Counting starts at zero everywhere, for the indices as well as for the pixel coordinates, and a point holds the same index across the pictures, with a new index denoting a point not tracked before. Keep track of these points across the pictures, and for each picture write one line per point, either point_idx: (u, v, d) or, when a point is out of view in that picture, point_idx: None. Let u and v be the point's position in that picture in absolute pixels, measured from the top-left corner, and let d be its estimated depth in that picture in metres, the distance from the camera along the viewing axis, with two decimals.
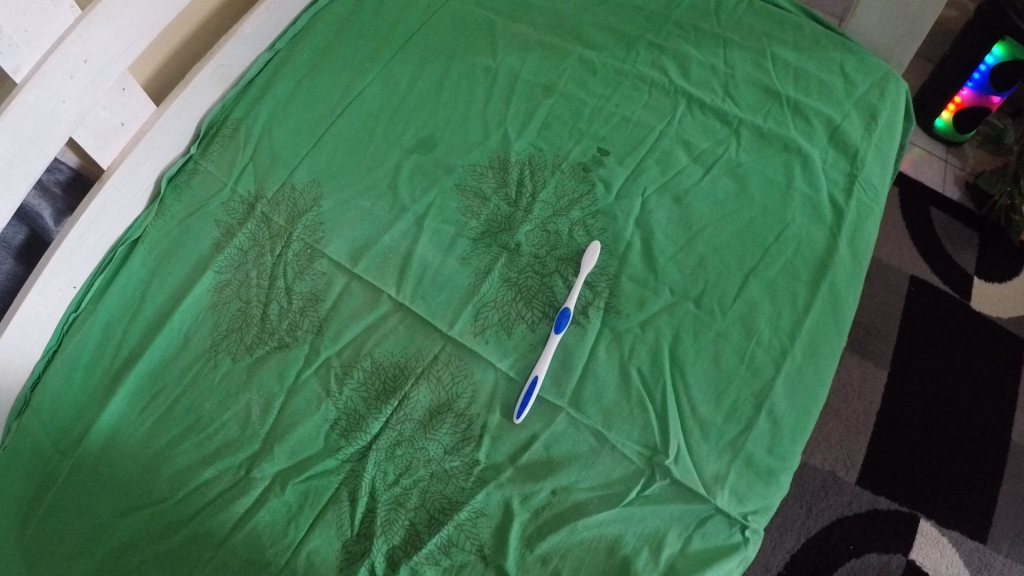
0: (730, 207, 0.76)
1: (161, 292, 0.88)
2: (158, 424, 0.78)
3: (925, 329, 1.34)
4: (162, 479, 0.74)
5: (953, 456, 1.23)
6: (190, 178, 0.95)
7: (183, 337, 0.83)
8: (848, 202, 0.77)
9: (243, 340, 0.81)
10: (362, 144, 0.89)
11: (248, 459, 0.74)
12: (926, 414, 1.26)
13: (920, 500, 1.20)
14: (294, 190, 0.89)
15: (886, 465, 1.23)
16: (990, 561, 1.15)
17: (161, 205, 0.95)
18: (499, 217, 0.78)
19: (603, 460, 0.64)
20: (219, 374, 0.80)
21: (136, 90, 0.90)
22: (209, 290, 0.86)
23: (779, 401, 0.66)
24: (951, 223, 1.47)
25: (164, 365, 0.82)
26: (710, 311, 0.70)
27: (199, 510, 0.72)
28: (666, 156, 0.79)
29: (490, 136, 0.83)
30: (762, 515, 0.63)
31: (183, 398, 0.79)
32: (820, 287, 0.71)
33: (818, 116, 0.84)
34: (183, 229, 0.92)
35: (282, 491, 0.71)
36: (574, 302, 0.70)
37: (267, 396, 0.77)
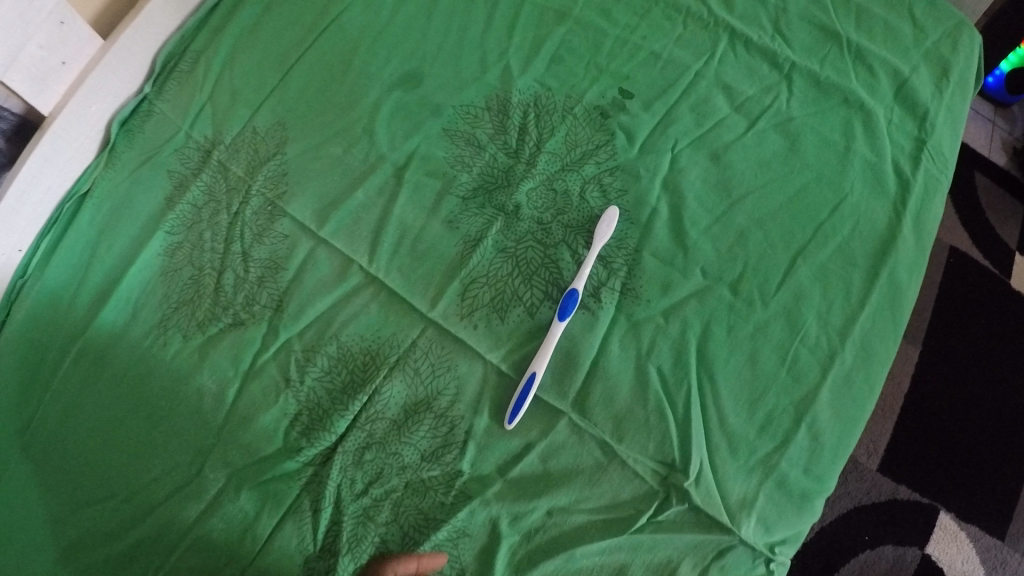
0: (779, 170, 0.62)
1: (109, 255, 0.75)
2: (104, 413, 0.67)
3: (965, 307, 1.21)
4: (112, 476, 0.64)
5: (981, 448, 1.11)
6: (144, 121, 0.81)
7: (131, 310, 0.71)
8: (915, 172, 0.63)
9: (195, 314, 0.69)
10: (334, 77, 0.73)
11: (202, 455, 0.64)
12: (956, 403, 1.14)
13: (940, 492, 1.09)
14: (255, 134, 0.75)
15: (908, 452, 1.12)
16: (1007, 560, 1.06)
17: (112, 153, 0.81)
18: (495, 170, 0.64)
19: (610, 476, 0.53)
20: (169, 355, 0.68)
21: (78, 23, 0.76)
22: (160, 254, 0.73)
23: (823, 412, 0.54)
24: (997, 191, 1.31)
25: (110, 344, 0.69)
26: (748, 299, 0.57)
27: (153, 508, 0.63)
28: (702, 104, 0.64)
29: (488, 72, 0.68)
30: (791, 545, 0.54)
31: (130, 382, 0.68)
32: (879, 275, 0.58)
33: (885, 64, 0.68)
34: (132, 182, 0.78)
35: (238, 495, 0.61)
36: (583, 282, 0.57)
37: (220, 381, 0.65)
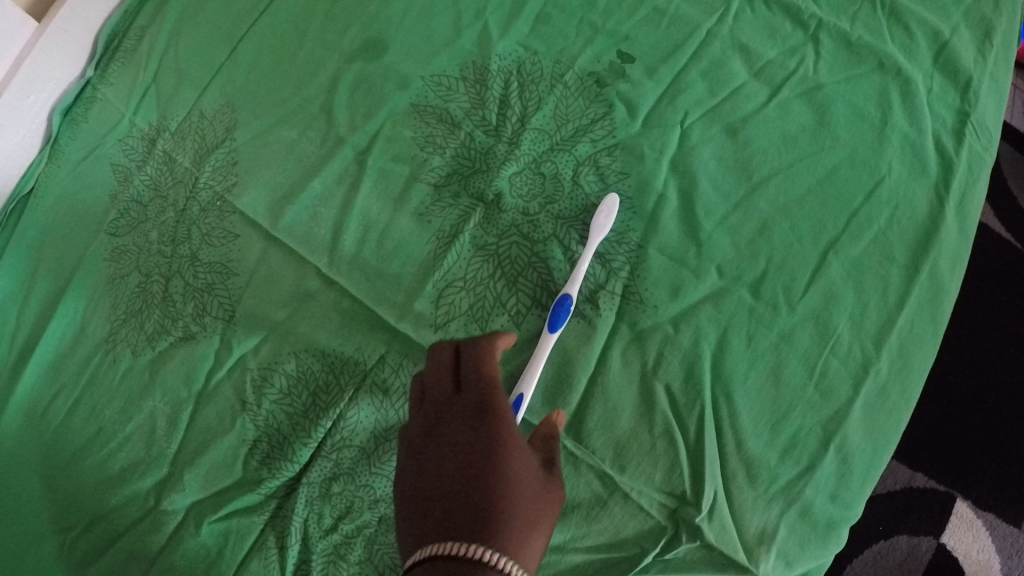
0: (804, 148, 0.53)
1: (56, 262, 0.66)
2: (58, 438, 0.60)
3: (1006, 270, 1.00)
4: (71, 503, 0.58)
5: (1010, 425, 0.94)
6: (88, 109, 0.72)
7: (80, 322, 0.63)
8: (958, 150, 0.55)
9: (144, 328, 0.61)
10: (289, 48, 0.64)
11: (158, 485, 0.56)
12: (981, 378, 0.96)
13: (960, 478, 0.93)
14: (202, 118, 0.65)
15: (924, 433, 0.95)
16: None
17: (55, 146, 0.73)
18: (472, 152, 0.55)
19: (611, 510, 0.46)
20: (119, 373, 0.60)
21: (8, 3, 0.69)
22: (105, 258, 0.64)
23: (853, 431, 0.47)
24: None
25: (61, 361, 0.62)
26: (771, 303, 0.48)
27: (112, 541, 0.56)
28: (714, 70, 0.55)
29: (463, 36, 0.59)
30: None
31: (81, 404, 0.60)
32: (919, 270, 0.50)
33: (923, 23, 0.59)
34: (77, 177, 0.69)
35: (198, 530, 0.54)
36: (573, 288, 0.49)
37: (173, 403, 0.57)
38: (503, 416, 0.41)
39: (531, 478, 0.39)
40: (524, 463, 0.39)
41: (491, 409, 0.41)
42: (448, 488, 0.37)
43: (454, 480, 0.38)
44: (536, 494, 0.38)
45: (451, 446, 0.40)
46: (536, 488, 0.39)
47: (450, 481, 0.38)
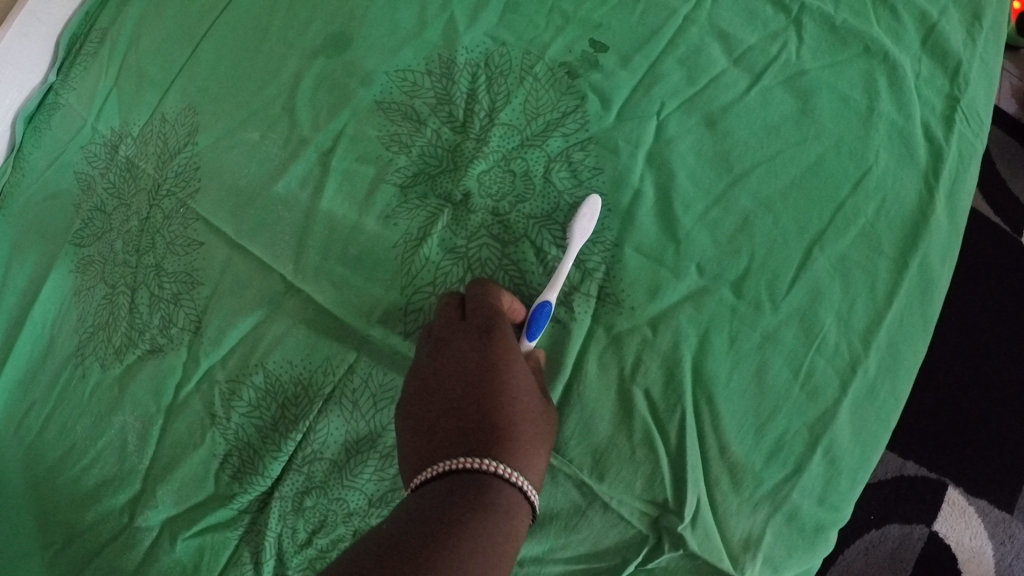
0: (787, 139, 0.51)
1: (22, 276, 0.64)
2: (30, 455, 0.58)
3: (1001, 257, 0.98)
4: (46, 522, 0.56)
5: (1003, 411, 0.93)
6: (50, 116, 0.70)
7: (49, 335, 0.61)
8: (948, 137, 0.53)
9: (110, 341, 0.58)
10: (251, 44, 0.61)
11: (131, 501, 0.54)
12: (973, 364, 0.94)
13: (951, 465, 0.92)
14: (163, 122, 0.63)
15: (918, 420, 0.93)
16: (1016, 534, 0.90)
17: (19, 155, 0.71)
18: (440, 150, 0.53)
19: (592, 520, 0.44)
20: (88, 388, 0.58)
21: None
22: (72, 270, 0.62)
23: (841, 432, 0.45)
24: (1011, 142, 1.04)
25: (31, 377, 0.60)
26: (754, 301, 0.47)
27: (88, 561, 0.54)
28: (692, 59, 0.53)
29: (429, 27, 0.56)
30: None
31: (51, 421, 0.58)
32: (907, 263, 0.48)
33: (908, 5, 0.57)
34: (41, 186, 0.67)
35: (173, 546, 0.52)
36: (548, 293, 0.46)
37: (143, 417, 0.55)
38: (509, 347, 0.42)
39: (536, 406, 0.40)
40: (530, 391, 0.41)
41: (496, 341, 0.42)
42: (457, 411, 0.38)
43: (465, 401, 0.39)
44: (539, 420, 0.40)
45: (458, 373, 0.40)
46: (540, 415, 0.40)
47: (459, 406, 0.38)
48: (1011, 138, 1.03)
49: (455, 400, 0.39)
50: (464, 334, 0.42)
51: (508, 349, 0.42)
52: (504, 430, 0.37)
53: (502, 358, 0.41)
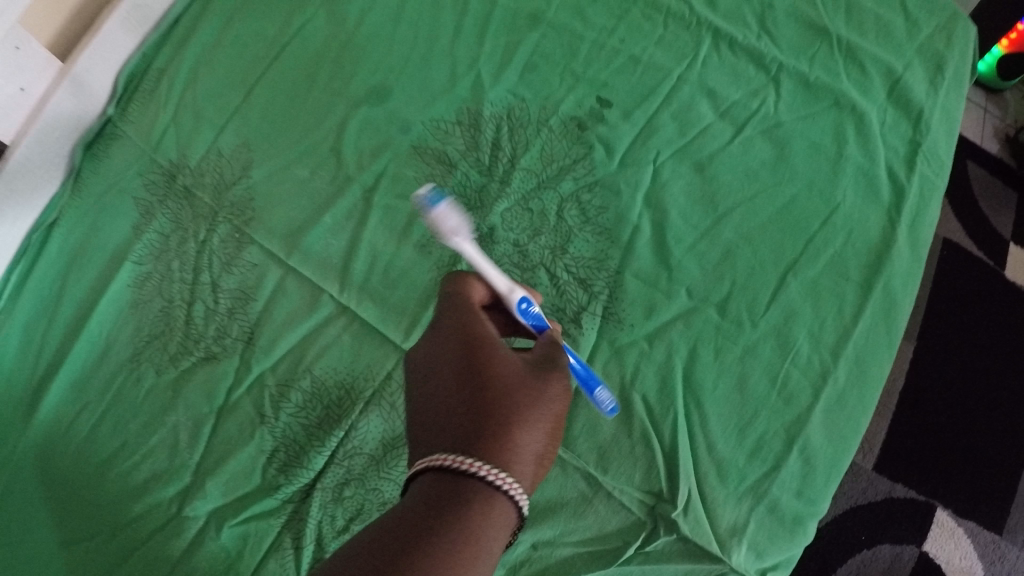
0: (766, 182, 0.59)
1: (78, 288, 0.71)
2: (82, 450, 0.64)
3: (975, 297, 1.09)
4: (96, 512, 0.62)
5: (984, 439, 1.03)
6: (109, 145, 0.76)
7: (104, 343, 0.68)
8: (910, 178, 0.61)
9: (166, 349, 0.66)
10: (301, 93, 0.70)
11: (181, 493, 0.61)
12: (958, 398, 1.05)
13: (940, 490, 1.02)
14: (219, 157, 0.71)
15: (907, 451, 1.04)
16: (1004, 553, 1.01)
17: (77, 180, 0.76)
18: (468, 190, 0.61)
19: (595, 508, 0.51)
20: (142, 392, 0.65)
21: (36, 46, 0.72)
22: (129, 285, 0.70)
23: (814, 434, 0.52)
24: (990, 180, 1.16)
25: (84, 380, 0.67)
26: (736, 320, 0.54)
27: (134, 548, 0.60)
28: (684, 112, 0.61)
29: (458, 81, 0.65)
30: (782, 570, 0.51)
31: (106, 419, 0.65)
32: (871, 288, 0.56)
33: (875, 63, 0.65)
34: (99, 210, 0.74)
35: (219, 533, 0.59)
36: (498, 278, 0.46)
37: (195, 417, 0.63)
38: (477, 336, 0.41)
39: (526, 392, 0.39)
40: (518, 376, 0.39)
41: (470, 334, 0.42)
42: (438, 411, 0.39)
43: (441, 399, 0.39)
44: (525, 397, 0.39)
45: (439, 372, 0.41)
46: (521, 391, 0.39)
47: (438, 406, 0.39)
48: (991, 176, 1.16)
49: (437, 399, 0.40)
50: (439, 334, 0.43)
51: (483, 337, 0.41)
52: (482, 421, 0.37)
53: (481, 351, 0.41)
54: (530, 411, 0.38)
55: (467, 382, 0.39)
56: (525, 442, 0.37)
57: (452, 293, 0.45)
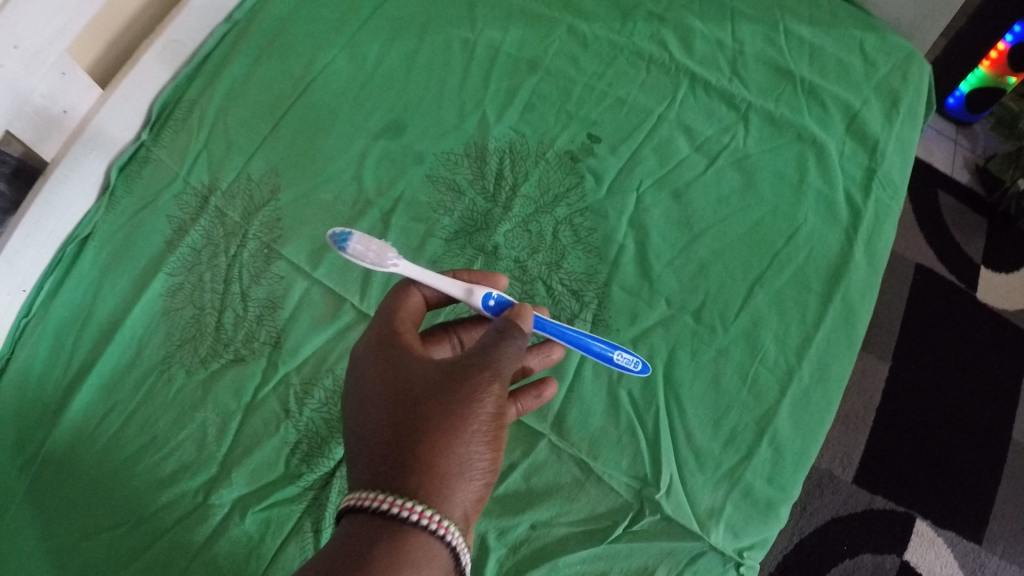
0: (736, 206, 0.67)
1: (112, 296, 0.74)
2: (109, 448, 0.67)
3: (931, 327, 1.27)
4: (123, 504, 0.64)
5: (953, 456, 1.18)
6: (142, 167, 0.80)
7: (136, 347, 0.71)
8: (866, 201, 0.68)
9: (197, 351, 0.70)
10: (324, 124, 0.78)
11: (207, 483, 0.65)
12: (927, 419, 1.21)
13: (921, 503, 1.15)
14: (250, 181, 0.77)
15: (886, 467, 1.17)
16: (984, 562, 1.13)
17: (111, 198, 0.79)
18: (474, 214, 0.69)
19: (588, 491, 0.57)
20: (173, 390, 0.69)
21: (80, 73, 0.73)
22: (162, 294, 0.73)
23: (782, 427, 0.58)
24: (962, 209, 1.39)
25: (116, 380, 0.70)
26: (710, 325, 0.62)
27: (158, 536, 0.63)
28: (664, 145, 0.70)
29: (466, 119, 0.74)
30: (759, 551, 0.56)
31: (135, 417, 0.68)
32: (832, 297, 0.63)
33: (835, 101, 0.74)
34: (133, 226, 0.77)
35: (243, 519, 0.63)
36: (453, 287, 0.52)
37: (224, 413, 0.67)
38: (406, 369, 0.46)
39: (453, 403, 0.43)
40: (445, 385, 0.44)
41: (400, 365, 0.47)
42: (374, 433, 0.44)
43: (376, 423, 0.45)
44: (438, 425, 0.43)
45: (371, 395, 0.46)
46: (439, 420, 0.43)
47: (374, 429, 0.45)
48: (960, 205, 1.39)
49: (371, 423, 0.45)
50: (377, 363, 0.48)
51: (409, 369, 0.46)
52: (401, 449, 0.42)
53: (406, 376, 0.45)
54: (447, 431, 0.42)
55: (398, 402, 0.44)
56: (456, 448, 0.42)
57: (391, 325, 0.51)
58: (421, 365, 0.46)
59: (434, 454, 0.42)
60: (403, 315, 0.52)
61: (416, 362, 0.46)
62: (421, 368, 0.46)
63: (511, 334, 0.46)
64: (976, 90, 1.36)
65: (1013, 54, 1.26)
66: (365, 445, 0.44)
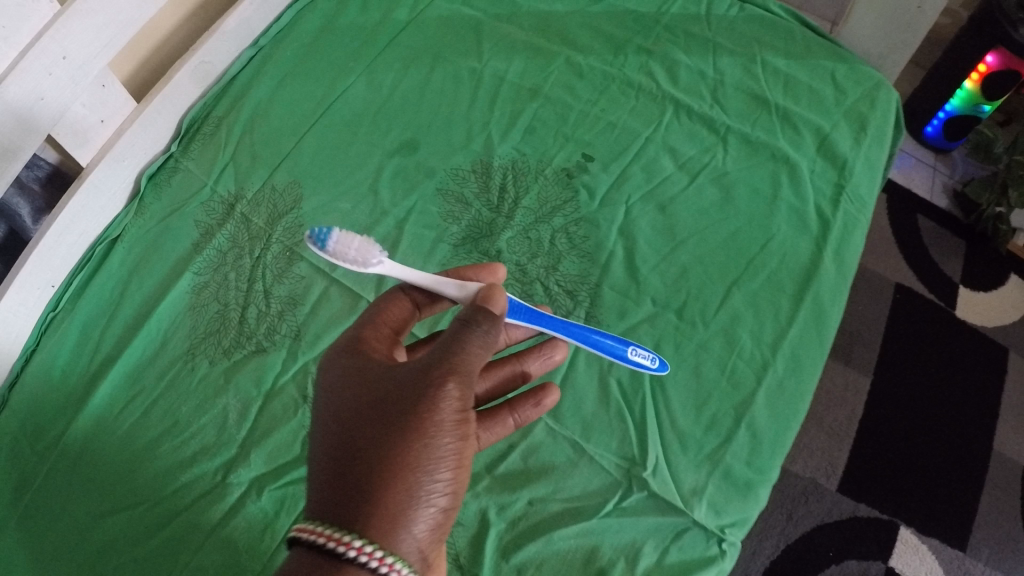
0: (715, 217, 0.74)
1: (139, 292, 0.80)
2: (133, 431, 0.71)
3: (911, 341, 1.34)
4: (144, 484, 0.68)
5: (934, 465, 1.24)
6: (171, 176, 0.86)
7: (162, 338, 0.76)
8: (835, 213, 0.75)
9: (220, 343, 0.76)
10: (344, 141, 0.86)
11: (226, 463, 0.69)
12: (907, 430, 1.26)
13: (904, 511, 1.20)
14: (274, 190, 0.84)
15: (869, 474, 1.22)
16: (970, 569, 1.16)
17: (140, 203, 0.86)
18: (480, 222, 0.76)
19: (580, 470, 0.63)
20: (196, 378, 0.74)
21: (117, 86, 0.81)
22: (188, 292, 0.79)
23: (759, 414, 0.64)
24: (939, 231, 1.47)
25: (141, 368, 0.75)
26: (692, 322, 0.68)
27: (176, 514, 0.67)
28: (651, 164, 0.78)
29: (473, 139, 0.82)
30: (741, 529, 0.61)
31: (159, 403, 0.73)
32: (804, 298, 0.69)
33: (807, 125, 0.81)
34: (162, 228, 0.83)
35: (259, 497, 0.67)
36: (446, 285, 0.56)
37: (245, 399, 0.73)
38: (377, 389, 0.48)
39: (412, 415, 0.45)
40: (406, 396, 0.47)
41: (371, 384, 0.49)
42: (334, 452, 0.47)
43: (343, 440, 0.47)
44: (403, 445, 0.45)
45: (334, 410, 0.49)
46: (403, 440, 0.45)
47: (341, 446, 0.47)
48: (938, 228, 1.47)
49: (340, 439, 0.47)
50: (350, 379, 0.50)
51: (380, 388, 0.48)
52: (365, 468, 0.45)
53: (376, 395, 0.48)
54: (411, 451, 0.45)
55: (367, 421, 0.47)
56: (417, 463, 0.44)
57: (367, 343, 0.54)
58: (389, 385, 0.48)
59: (394, 471, 0.44)
60: (384, 319, 0.58)
61: (386, 382, 0.49)
62: (390, 386, 0.48)
63: (476, 324, 0.49)
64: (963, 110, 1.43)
65: (994, 75, 1.33)
66: (332, 461, 0.46)
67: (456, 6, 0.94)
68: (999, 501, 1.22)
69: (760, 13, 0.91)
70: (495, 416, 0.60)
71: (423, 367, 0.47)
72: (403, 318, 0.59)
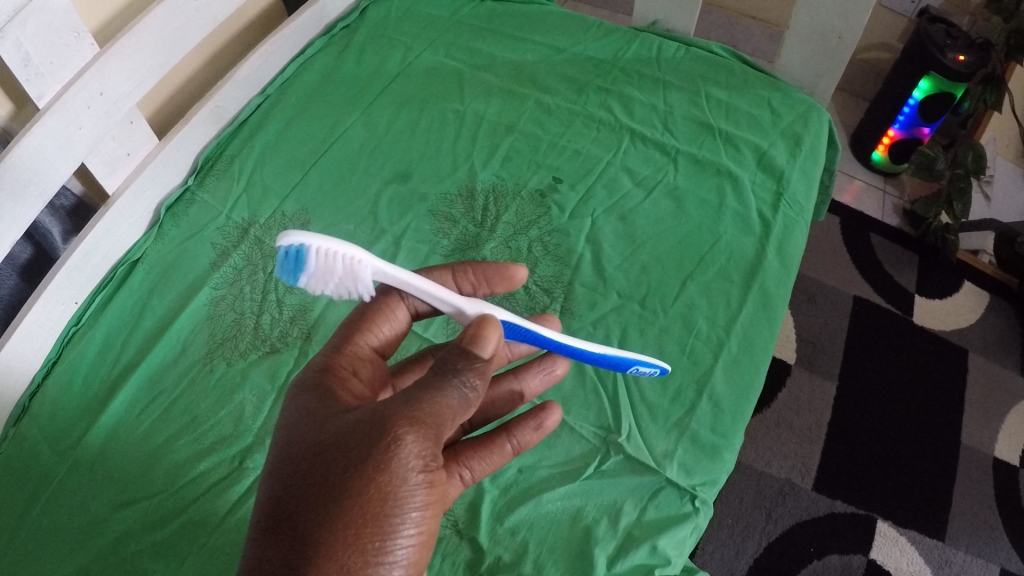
0: (670, 223, 0.87)
1: (159, 307, 0.89)
2: (154, 429, 0.79)
3: (871, 343, 1.46)
4: (166, 477, 0.75)
5: (904, 460, 1.32)
6: (188, 207, 0.97)
7: (180, 347, 0.85)
8: (775, 215, 0.87)
9: (236, 347, 0.85)
10: (345, 174, 0.98)
11: (242, 451, 0.77)
12: (876, 429, 1.35)
13: (880, 507, 1.27)
14: (283, 216, 0.95)
15: (841, 469, 1.31)
16: (950, 557, 1.24)
17: (159, 230, 0.95)
18: (467, 236, 0.88)
19: (562, 440, 0.71)
20: (214, 378, 0.82)
21: (143, 123, 0.93)
22: (206, 304, 0.88)
23: (718, 385, 0.74)
24: (890, 246, 1.60)
25: (161, 374, 0.83)
26: (654, 310, 0.79)
27: (196, 501, 0.74)
28: (612, 182, 0.91)
29: (459, 167, 0.95)
30: (710, 488, 0.69)
31: (178, 402, 0.81)
32: (751, 286, 0.81)
33: (747, 144, 0.95)
34: (181, 251, 0.93)
35: None
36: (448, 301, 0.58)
37: (260, 394, 0.81)
38: (342, 435, 0.49)
39: (374, 477, 0.46)
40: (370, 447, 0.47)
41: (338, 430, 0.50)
42: (293, 502, 0.47)
43: (305, 485, 0.48)
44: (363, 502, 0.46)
45: (298, 454, 0.50)
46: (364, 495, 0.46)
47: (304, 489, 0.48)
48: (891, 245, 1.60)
49: (303, 483, 0.48)
50: (318, 422, 0.51)
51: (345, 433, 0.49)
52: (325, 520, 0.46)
53: (341, 443, 0.48)
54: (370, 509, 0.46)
55: (329, 470, 0.47)
56: (375, 523, 0.46)
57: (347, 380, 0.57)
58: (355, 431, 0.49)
59: (355, 527, 0.46)
60: (368, 340, 0.61)
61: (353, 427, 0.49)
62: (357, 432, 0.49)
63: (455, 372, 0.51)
64: (909, 130, 1.58)
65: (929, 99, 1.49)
66: (293, 502, 0.47)
67: (440, 59, 1.09)
68: (970, 489, 1.31)
69: (702, 53, 1.07)
70: (493, 445, 0.60)
71: (392, 417, 0.48)
72: (392, 332, 0.63)
